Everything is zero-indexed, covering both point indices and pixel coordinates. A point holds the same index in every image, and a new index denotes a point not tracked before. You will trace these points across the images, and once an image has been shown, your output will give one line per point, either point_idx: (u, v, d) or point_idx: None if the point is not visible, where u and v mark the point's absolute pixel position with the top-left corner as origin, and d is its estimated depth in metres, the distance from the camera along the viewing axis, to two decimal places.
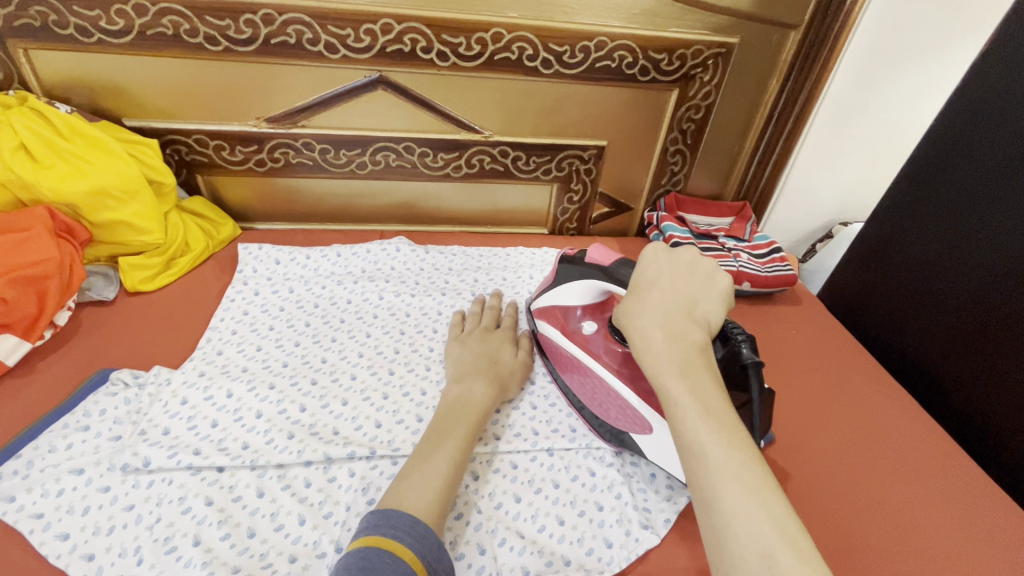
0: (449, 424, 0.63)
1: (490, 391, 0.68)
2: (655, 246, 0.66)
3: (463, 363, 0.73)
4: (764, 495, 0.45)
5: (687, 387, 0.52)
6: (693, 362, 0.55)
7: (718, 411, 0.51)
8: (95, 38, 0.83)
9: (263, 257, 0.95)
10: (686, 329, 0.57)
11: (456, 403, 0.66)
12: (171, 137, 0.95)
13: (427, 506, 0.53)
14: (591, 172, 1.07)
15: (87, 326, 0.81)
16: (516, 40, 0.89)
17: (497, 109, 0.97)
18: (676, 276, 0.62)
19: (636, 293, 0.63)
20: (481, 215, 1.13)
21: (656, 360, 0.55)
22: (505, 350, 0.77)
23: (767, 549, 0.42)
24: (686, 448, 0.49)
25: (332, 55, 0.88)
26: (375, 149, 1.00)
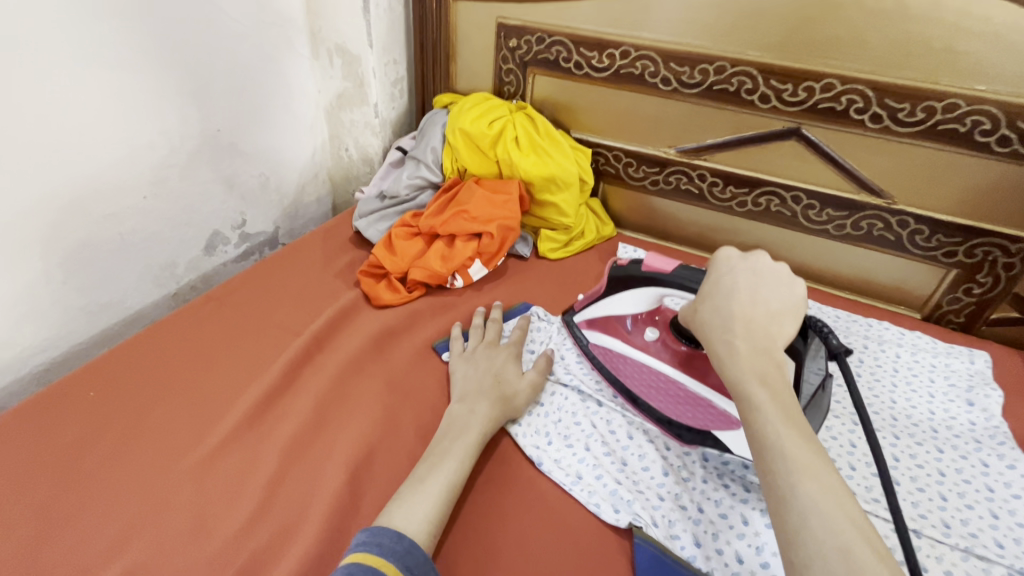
0: (446, 448, 0.66)
1: (495, 413, 0.71)
2: (728, 251, 0.68)
3: (471, 381, 0.76)
4: (844, 500, 0.46)
5: (769, 393, 0.54)
6: (774, 373, 0.57)
7: (798, 419, 0.53)
8: (583, 71, 1.13)
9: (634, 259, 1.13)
10: (766, 342, 0.60)
11: (456, 421, 0.69)
12: (597, 150, 1.20)
13: (419, 526, 0.56)
14: (1013, 267, 0.93)
15: (512, 270, 1.09)
16: (974, 112, 0.85)
17: (914, 178, 0.94)
18: (758, 287, 0.64)
19: (719, 293, 0.65)
20: (844, 279, 1.09)
21: (735, 367, 0.58)
22: (512, 367, 0.78)
23: (845, 545, 0.42)
24: (764, 448, 0.51)
25: (762, 105, 0.99)
26: (761, 192, 1.07)
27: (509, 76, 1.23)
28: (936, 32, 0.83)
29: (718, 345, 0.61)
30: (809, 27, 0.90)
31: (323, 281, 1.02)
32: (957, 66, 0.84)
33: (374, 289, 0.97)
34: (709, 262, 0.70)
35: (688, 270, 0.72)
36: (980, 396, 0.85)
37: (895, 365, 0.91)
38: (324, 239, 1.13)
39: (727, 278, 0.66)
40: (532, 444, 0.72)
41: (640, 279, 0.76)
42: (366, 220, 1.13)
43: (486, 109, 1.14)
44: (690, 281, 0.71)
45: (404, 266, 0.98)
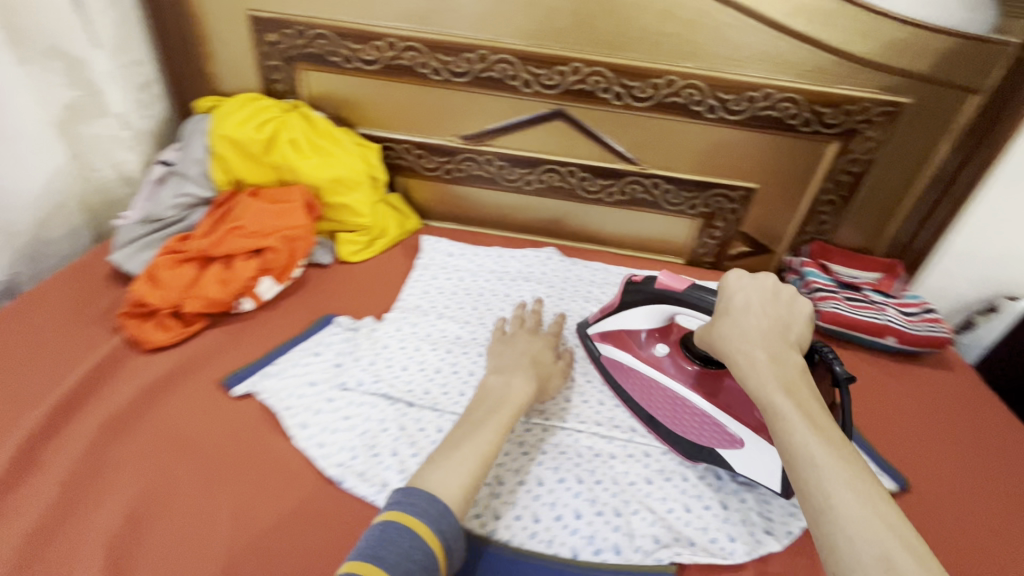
0: (484, 415, 0.66)
1: (529, 385, 0.73)
2: (737, 271, 0.67)
3: (505, 359, 0.78)
4: (877, 501, 0.47)
5: (793, 403, 0.55)
6: (794, 381, 0.58)
7: (823, 424, 0.54)
8: (354, 65, 1.09)
9: (439, 249, 1.15)
10: (783, 349, 0.60)
11: (494, 391, 0.70)
12: (386, 144, 1.18)
13: (452, 495, 0.56)
14: (736, 212, 1.14)
15: (312, 280, 1.03)
16: (687, 86, 1.00)
17: (657, 146, 1.09)
18: (771, 302, 0.65)
19: (741, 309, 0.64)
20: (624, 239, 1.23)
21: (759, 380, 0.58)
22: (547, 354, 0.82)
23: (886, 554, 0.43)
24: (794, 459, 0.52)
25: (526, 89, 1.06)
26: (543, 170, 1.16)
27: (276, 74, 1.14)
28: (646, 18, 0.95)
29: (740, 361, 0.60)
30: (550, 15, 0.98)
31: (76, 333, 0.86)
32: (668, 48, 0.98)
33: (140, 330, 0.84)
34: (725, 280, 0.68)
35: (701, 288, 0.70)
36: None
37: None
38: (71, 281, 0.95)
39: (741, 291, 0.65)
40: (335, 463, 0.70)
41: (657, 296, 0.74)
42: (125, 252, 0.97)
43: (254, 111, 1.05)
44: (699, 300, 0.69)
45: (174, 298, 0.86)
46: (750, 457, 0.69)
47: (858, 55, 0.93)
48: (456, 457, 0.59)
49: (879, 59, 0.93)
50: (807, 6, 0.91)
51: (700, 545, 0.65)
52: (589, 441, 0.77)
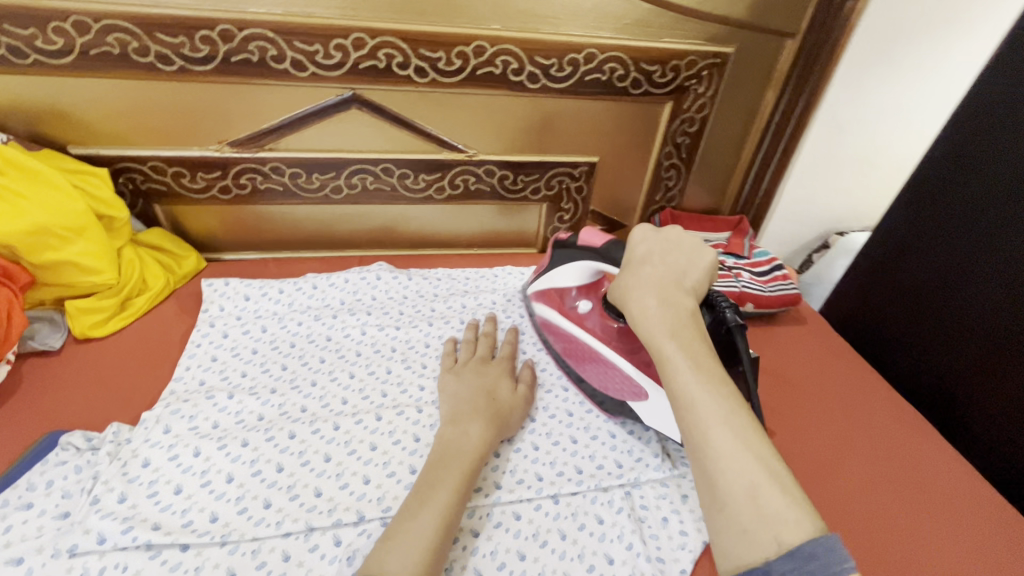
0: (443, 473, 0.58)
1: (487, 433, 0.64)
2: (642, 227, 0.65)
3: (459, 401, 0.68)
4: (755, 443, 0.45)
5: (679, 347, 0.52)
6: (683, 321, 0.55)
7: (708, 364, 0.51)
8: (32, 59, 0.74)
9: (230, 294, 0.87)
10: (676, 295, 0.57)
11: (450, 446, 0.62)
12: (124, 164, 0.86)
13: (412, 570, 0.47)
14: (582, 190, 1.02)
15: (31, 379, 0.73)
16: (500, 53, 0.83)
17: (481, 127, 0.91)
18: (675, 250, 0.61)
19: (642, 262, 0.61)
20: (468, 236, 1.06)
21: (652, 327, 0.55)
22: (504, 384, 0.73)
23: (755, 484, 0.43)
24: (677, 401, 0.49)
25: (300, 73, 0.81)
26: (350, 172, 0.93)
27: None
28: None
29: (633, 307, 0.57)
30: None
31: None
32: (468, 6, 0.79)
33: None
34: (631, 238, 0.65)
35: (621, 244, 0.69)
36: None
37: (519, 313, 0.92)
38: None
39: (644, 241, 0.63)
40: None
41: (576, 252, 0.75)
42: None
43: None
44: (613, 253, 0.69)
45: None
46: (653, 407, 0.69)
47: (677, 2, 0.83)
48: (413, 528, 0.51)
49: (698, 6, 0.83)
50: None
51: None
52: None
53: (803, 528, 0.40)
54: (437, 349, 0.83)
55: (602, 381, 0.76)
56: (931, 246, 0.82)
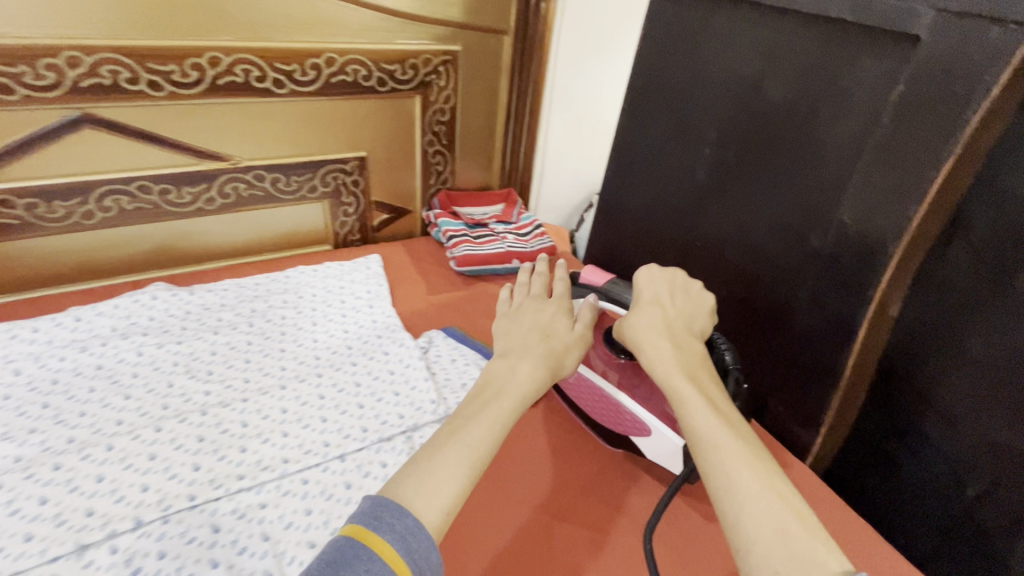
0: (491, 395, 0.57)
1: (537, 372, 0.59)
2: (648, 266, 0.72)
3: (513, 335, 0.65)
4: (775, 480, 0.47)
5: (694, 387, 0.56)
6: (692, 366, 0.59)
7: (725, 409, 0.54)
8: None
9: None
10: (688, 339, 0.63)
11: (503, 381, 0.58)
12: None
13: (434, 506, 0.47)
14: (359, 183, 1.09)
15: None
16: (238, 62, 0.88)
17: (238, 134, 0.94)
18: (688, 289, 0.70)
19: (658, 300, 0.68)
20: (256, 244, 1.08)
21: (665, 365, 0.59)
22: (561, 321, 0.68)
23: (784, 526, 0.43)
24: (700, 441, 0.51)
25: (8, 96, 0.77)
26: (100, 195, 0.89)
27: None
28: None
29: (647, 350, 0.61)
30: None
31: None
32: (191, 20, 0.83)
33: None
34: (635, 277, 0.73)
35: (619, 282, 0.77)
36: (376, 295, 1.01)
37: (310, 306, 0.97)
38: None
39: (653, 282, 0.70)
40: None
41: (584, 290, 0.80)
42: None
43: None
44: (614, 290, 0.75)
45: None
46: (656, 444, 0.68)
47: (398, 8, 0.95)
48: (433, 460, 0.49)
49: (417, 11, 0.97)
50: None
51: None
52: (230, 505, 0.64)
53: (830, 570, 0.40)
54: (224, 356, 0.85)
55: (610, 419, 0.73)
56: (635, 189, 0.97)
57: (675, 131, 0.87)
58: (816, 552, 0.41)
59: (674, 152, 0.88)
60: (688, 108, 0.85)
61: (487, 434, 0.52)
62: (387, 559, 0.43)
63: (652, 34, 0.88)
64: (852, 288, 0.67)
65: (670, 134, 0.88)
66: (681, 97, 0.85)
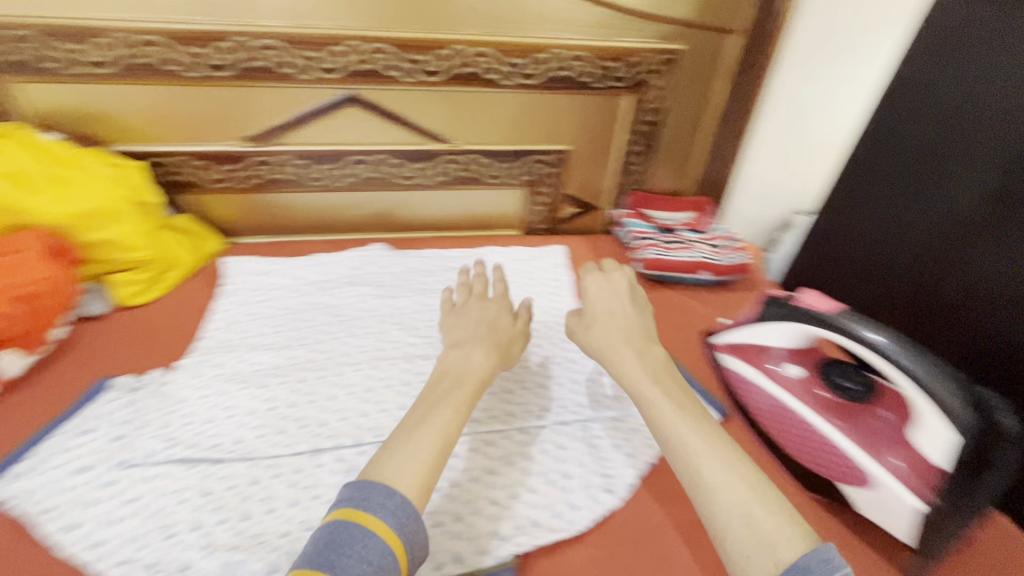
0: (446, 390, 0.64)
1: (489, 358, 0.71)
2: (593, 275, 0.82)
3: (462, 330, 0.75)
4: (733, 467, 0.55)
5: (659, 390, 0.64)
6: (656, 372, 0.67)
7: (689, 408, 0.62)
8: (82, 70, 0.89)
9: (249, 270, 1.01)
10: (614, 348, 0.72)
11: (455, 367, 0.68)
12: (157, 159, 1.00)
13: (409, 481, 0.53)
14: (557, 174, 1.14)
15: (83, 339, 0.86)
16: (478, 55, 0.96)
17: (465, 120, 1.04)
18: (615, 306, 0.78)
19: (608, 326, 0.75)
20: (457, 220, 1.18)
21: (628, 371, 0.68)
22: (505, 317, 0.79)
23: (748, 512, 0.51)
24: (665, 440, 0.59)
25: (306, 76, 0.94)
26: (350, 163, 1.06)
27: None
28: None
29: (615, 363, 0.70)
30: None
31: None
32: (447, 17, 0.92)
33: None
34: (584, 287, 0.82)
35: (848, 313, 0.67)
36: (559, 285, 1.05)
37: (499, 284, 1.04)
38: None
39: (599, 286, 0.81)
40: (116, 561, 0.58)
41: (799, 314, 0.72)
42: None
43: None
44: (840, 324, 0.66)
45: None
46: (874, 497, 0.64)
47: (631, 7, 0.95)
48: (415, 444, 0.56)
49: (649, 9, 0.96)
50: None
51: (545, 523, 0.64)
52: None
53: (799, 547, 0.48)
54: (425, 315, 0.95)
55: (810, 455, 0.71)
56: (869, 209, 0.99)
57: (931, 159, 0.89)
58: (781, 538, 0.48)
59: (925, 180, 0.90)
60: (951, 139, 0.86)
61: (454, 414, 0.60)
62: (382, 536, 0.48)
63: (917, 63, 0.88)
64: (1016, 314, 0.80)
65: (922, 162, 0.90)
66: (946, 127, 0.86)
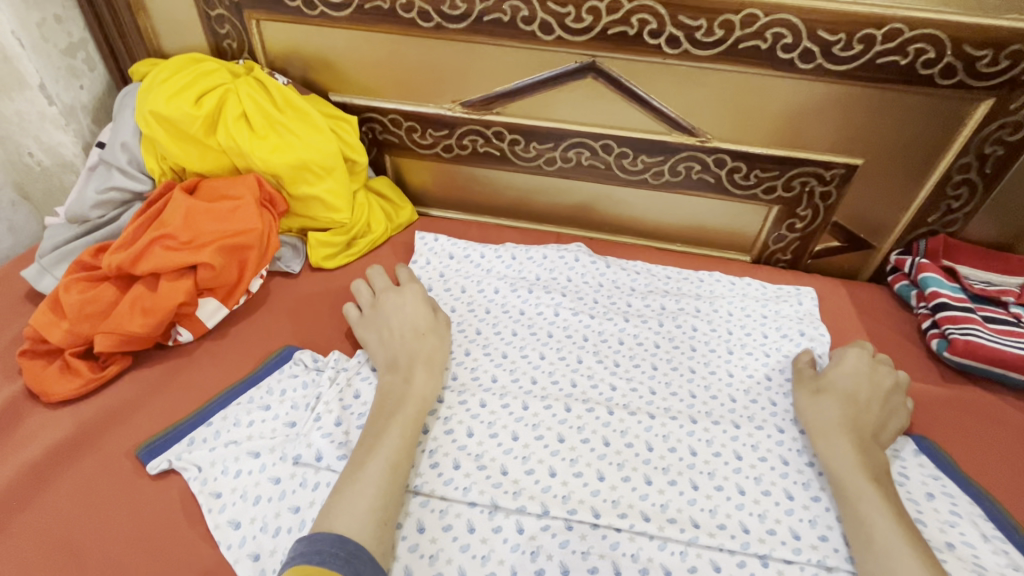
0: (382, 420, 0.57)
1: (423, 374, 0.62)
2: (856, 347, 0.68)
3: (391, 340, 0.67)
4: None
5: (881, 495, 0.53)
6: (879, 473, 0.56)
7: (912, 529, 0.51)
8: (319, 11, 0.83)
9: (437, 250, 0.89)
10: (849, 431, 0.59)
11: (387, 395, 0.61)
12: (370, 115, 0.93)
13: (361, 521, 0.48)
14: (829, 196, 0.85)
15: (274, 295, 0.82)
16: (774, 24, 0.71)
17: (726, 110, 0.80)
18: (864, 383, 0.64)
19: (841, 401, 0.62)
20: (674, 231, 0.96)
21: (847, 466, 0.56)
22: (422, 311, 0.70)
23: None
24: (875, 551, 0.50)
25: (546, 36, 0.78)
26: (569, 145, 0.89)
27: (224, 26, 0.89)
28: None
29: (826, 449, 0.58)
30: None
31: None
32: None
33: (40, 379, 0.65)
34: (841, 355, 0.68)
35: None
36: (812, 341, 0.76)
37: (727, 326, 0.80)
38: None
39: (857, 359, 0.66)
40: None
41: None
42: (36, 264, 0.77)
43: (191, 77, 0.80)
44: None
45: (85, 334, 0.67)
46: None
47: None
48: (363, 478, 0.51)
49: None
50: None
51: None
52: (632, 545, 0.55)
53: None
54: (631, 349, 0.76)
55: None
56: None
57: None
58: None
59: None
60: None
61: (408, 443, 0.55)
62: None
63: None
64: None
65: None
66: None
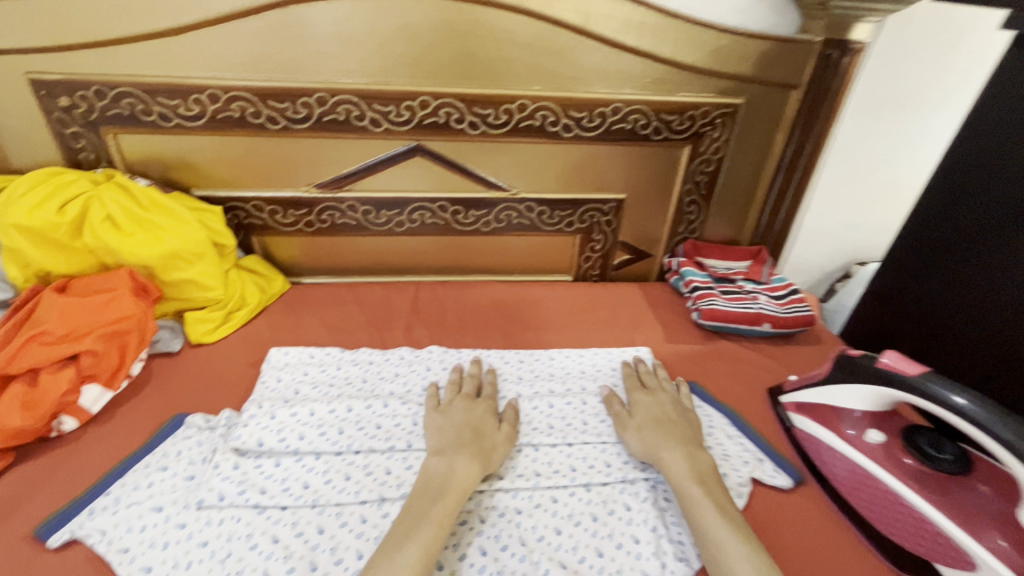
0: (430, 502, 0.62)
1: (472, 466, 0.67)
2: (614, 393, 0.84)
3: (446, 434, 0.72)
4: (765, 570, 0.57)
5: (702, 490, 0.66)
6: (701, 471, 0.69)
7: (728, 509, 0.64)
8: (174, 122, 0.96)
9: (288, 368, 0.89)
10: (654, 447, 0.73)
11: (436, 480, 0.65)
12: (232, 204, 1.06)
13: None
14: (612, 223, 1.15)
15: (156, 375, 0.89)
16: (539, 109, 0.99)
17: (523, 170, 1.06)
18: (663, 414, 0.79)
19: (655, 427, 0.76)
20: (511, 265, 1.20)
21: (678, 471, 0.69)
22: (489, 421, 0.76)
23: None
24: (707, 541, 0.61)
25: (375, 128, 0.99)
26: (412, 209, 1.09)
27: (79, 141, 0.98)
28: (487, 46, 0.93)
29: (666, 456, 0.71)
30: (383, 52, 0.92)
31: None
32: (513, 74, 0.96)
33: None
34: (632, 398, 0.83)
35: (935, 374, 0.66)
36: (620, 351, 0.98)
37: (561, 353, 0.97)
38: None
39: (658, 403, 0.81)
40: None
41: (879, 377, 0.71)
42: None
43: (51, 189, 0.88)
44: (932, 389, 0.64)
45: None
46: None
47: (690, 64, 0.97)
48: (398, 558, 0.56)
49: (708, 66, 0.98)
50: (636, 23, 0.93)
51: None
52: (495, 499, 0.71)
53: None
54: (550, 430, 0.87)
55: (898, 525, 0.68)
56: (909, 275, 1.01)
57: None
58: None
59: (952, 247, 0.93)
60: None
61: (441, 519, 0.61)
62: None
63: None
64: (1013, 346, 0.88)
65: None
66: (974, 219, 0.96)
